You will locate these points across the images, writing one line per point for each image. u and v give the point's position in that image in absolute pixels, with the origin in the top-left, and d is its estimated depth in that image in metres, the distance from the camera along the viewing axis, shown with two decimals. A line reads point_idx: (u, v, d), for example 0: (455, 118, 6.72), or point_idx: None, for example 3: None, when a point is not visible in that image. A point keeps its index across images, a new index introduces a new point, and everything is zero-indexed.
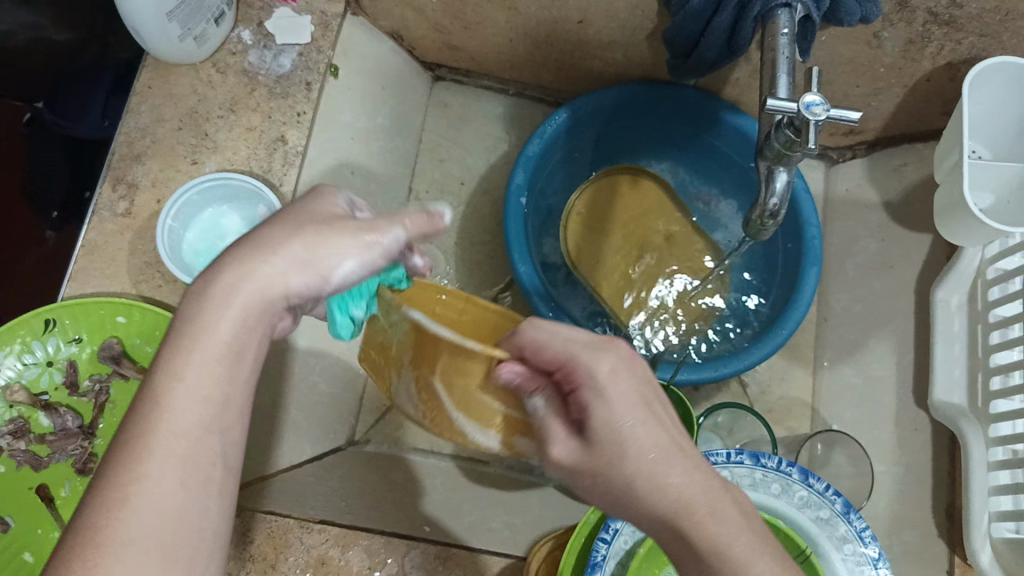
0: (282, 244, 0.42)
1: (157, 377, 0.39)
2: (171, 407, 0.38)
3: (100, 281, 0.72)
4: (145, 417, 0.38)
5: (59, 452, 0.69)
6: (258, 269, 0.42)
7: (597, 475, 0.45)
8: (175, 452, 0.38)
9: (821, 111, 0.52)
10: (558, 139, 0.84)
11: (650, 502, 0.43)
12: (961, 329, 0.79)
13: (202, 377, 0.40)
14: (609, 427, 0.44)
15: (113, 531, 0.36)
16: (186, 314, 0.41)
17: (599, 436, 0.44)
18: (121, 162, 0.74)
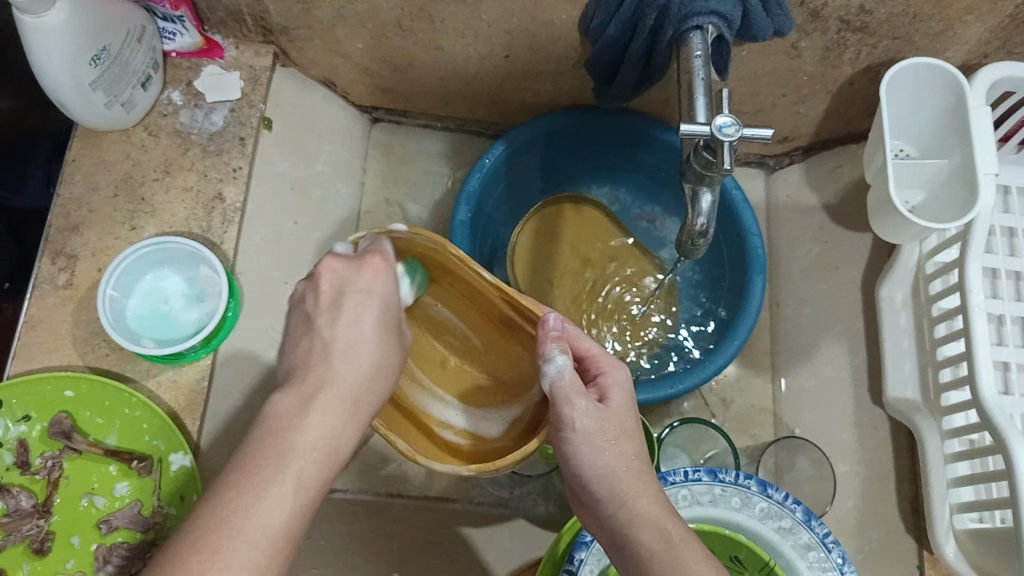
0: (374, 290, 0.51)
1: (289, 407, 0.46)
2: (302, 428, 0.46)
3: (44, 356, 0.72)
4: (269, 432, 0.45)
5: (14, 533, 0.68)
6: (371, 314, 0.51)
7: (615, 432, 0.54)
8: (292, 478, 0.44)
9: (733, 132, 0.54)
10: (497, 172, 0.84)
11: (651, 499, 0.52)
12: (908, 324, 0.80)
13: (323, 421, 0.46)
14: (624, 405, 0.55)
15: (233, 532, 0.41)
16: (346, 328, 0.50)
17: (617, 407, 0.55)
18: (58, 234, 0.74)
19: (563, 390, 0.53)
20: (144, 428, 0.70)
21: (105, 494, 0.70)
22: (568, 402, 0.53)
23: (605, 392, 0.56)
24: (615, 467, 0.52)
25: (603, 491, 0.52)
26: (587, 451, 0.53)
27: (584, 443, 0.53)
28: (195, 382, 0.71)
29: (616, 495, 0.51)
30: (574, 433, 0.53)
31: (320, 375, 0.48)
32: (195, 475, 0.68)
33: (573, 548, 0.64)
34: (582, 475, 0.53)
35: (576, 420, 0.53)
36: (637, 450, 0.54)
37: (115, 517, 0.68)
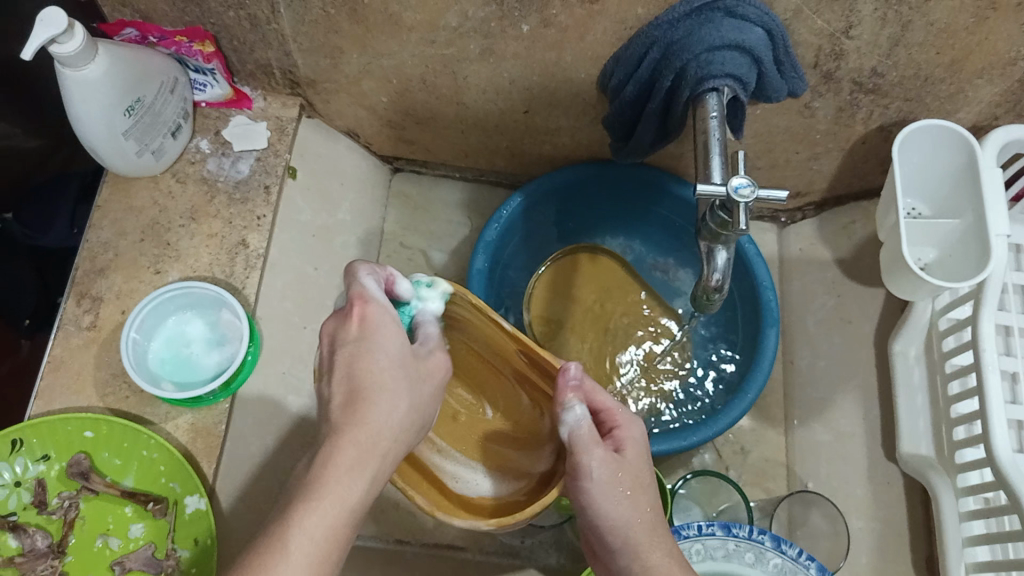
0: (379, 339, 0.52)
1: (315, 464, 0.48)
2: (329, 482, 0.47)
3: (66, 396, 0.73)
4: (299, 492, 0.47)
5: (29, 573, 0.68)
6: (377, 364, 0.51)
7: (632, 484, 0.54)
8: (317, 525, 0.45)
9: (749, 193, 0.55)
10: (515, 221, 0.86)
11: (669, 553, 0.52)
12: (922, 380, 0.80)
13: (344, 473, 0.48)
14: (641, 458, 0.56)
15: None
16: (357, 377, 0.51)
17: (633, 461, 0.55)
18: (84, 277, 0.76)
19: (581, 439, 0.55)
20: (161, 470, 0.70)
21: (120, 535, 0.70)
22: (585, 450, 0.54)
23: (622, 445, 0.56)
24: (631, 520, 0.53)
25: (617, 542, 0.53)
26: (602, 501, 0.53)
27: (601, 494, 0.53)
28: (212, 425, 0.72)
29: (629, 548, 0.53)
30: (591, 483, 0.53)
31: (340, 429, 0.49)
32: (209, 519, 0.68)
33: None
34: (599, 527, 0.54)
35: (594, 470, 0.53)
36: (653, 504, 0.55)
37: (129, 558, 0.69)
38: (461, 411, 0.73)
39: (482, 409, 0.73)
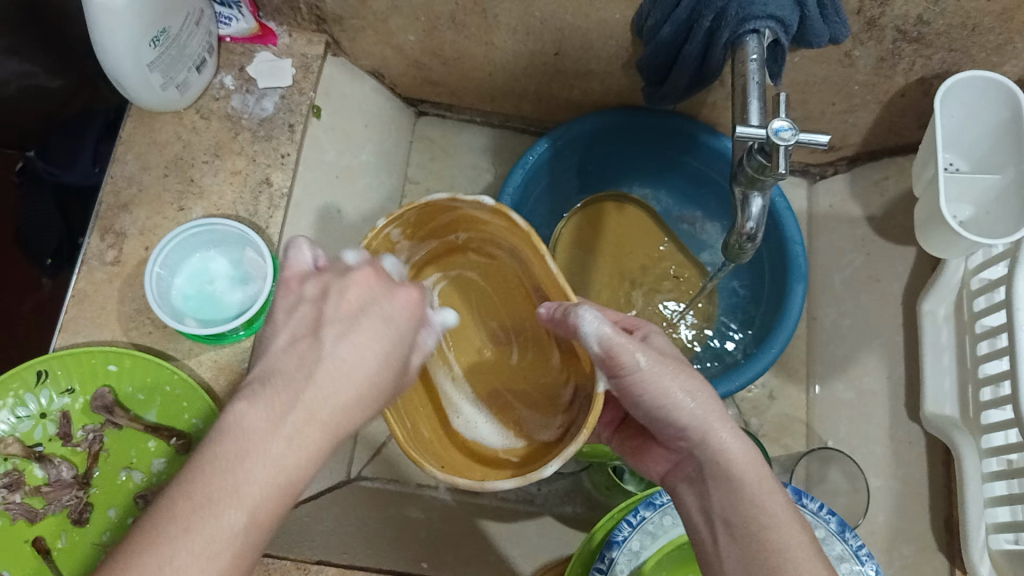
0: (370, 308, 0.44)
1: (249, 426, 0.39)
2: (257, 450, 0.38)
3: (90, 330, 0.73)
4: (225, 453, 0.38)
5: (54, 503, 0.68)
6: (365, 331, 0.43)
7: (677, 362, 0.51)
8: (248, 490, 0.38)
9: (790, 136, 0.54)
10: (541, 168, 0.84)
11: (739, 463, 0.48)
12: (950, 339, 0.79)
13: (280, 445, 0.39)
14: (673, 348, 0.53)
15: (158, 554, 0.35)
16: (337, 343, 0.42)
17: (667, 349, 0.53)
18: (108, 212, 0.75)
19: (610, 341, 0.49)
20: (184, 407, 0.70)
21: (143, 469, 0.70)
22: (622, 352, 0.49)
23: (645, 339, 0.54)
24: (689, 393, 0.49)
25: (686, 420, 0.49)
26: (653, 387, 0.49)
27: (652, 378, 0.49)
28: (235, 363, 0.73)
29: (698, 426, 0.49)
30: (640, 374, 0.49)
31: (295, 390, 0.40)
32: None
33: (604, 548, 0.63)
34: (660, 411, 0.50)
35: (638, 360, 0.49)
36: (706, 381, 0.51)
37: (154, 492, 0.69)
38: (486, 346, 0.72)
39: (509, 354, 0.71)
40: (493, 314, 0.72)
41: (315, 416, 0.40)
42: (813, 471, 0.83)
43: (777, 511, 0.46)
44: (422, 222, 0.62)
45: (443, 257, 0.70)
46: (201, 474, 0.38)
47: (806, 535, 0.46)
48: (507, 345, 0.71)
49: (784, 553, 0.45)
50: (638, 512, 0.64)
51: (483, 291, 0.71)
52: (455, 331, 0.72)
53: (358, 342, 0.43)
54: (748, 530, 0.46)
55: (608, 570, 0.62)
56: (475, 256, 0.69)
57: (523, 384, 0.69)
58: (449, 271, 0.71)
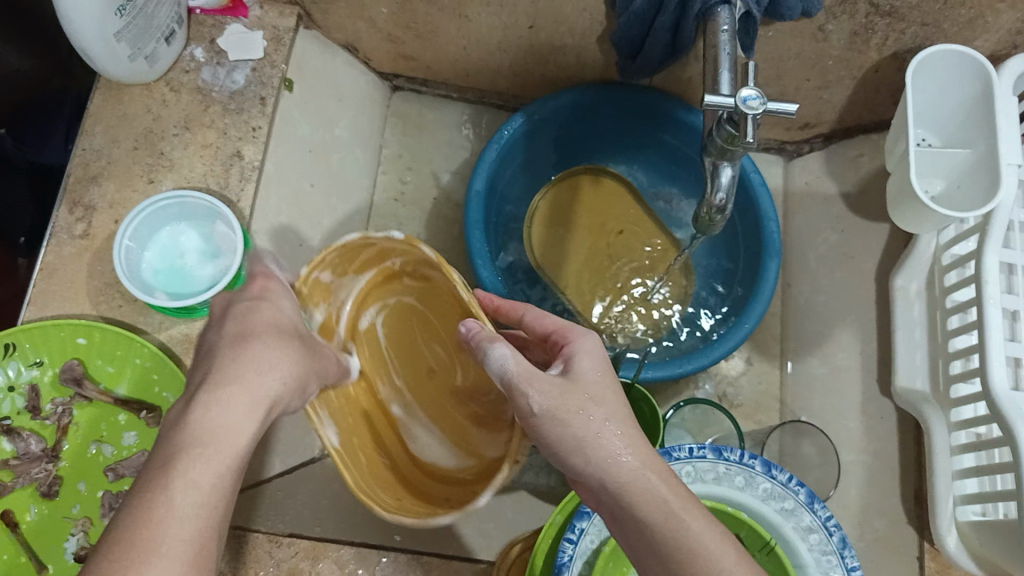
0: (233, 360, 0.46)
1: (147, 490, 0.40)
2: (165, 505, 0.39)
3: (58, 304, 0.72)
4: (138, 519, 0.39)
5: (23, 476, 0.68)
6: (233, 379, 0.45)
7: (586, 399, 0.51)
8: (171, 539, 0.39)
9: (757, 105, 0.54)
10: (516, 143, 0.84)
11: (641, 504, 0.46)
12: (921, 315, 0.78)
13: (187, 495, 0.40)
14: (591, 373, 0.52)
15: None
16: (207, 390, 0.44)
17: (582, 375, 0.52)
18: (77, 185, 0.75)
19: (512, 379, 0.51)
20: (155, 379, 0.70)
21: (113, 443, 0.70)
22: (521, 392, 0.51)
23: (571, 360, 0.53)
24: (585, 436, 0.49)
25: (581, 463, 0.49)
26: (553, 429, 0.50)
27: (551, 419, 0.50)
28: None
29: (596, 467, 0.48)
30: (539, 414, 0.50)
31: (187, 444, 0.42)
32: None
33: (574, 518, 0.62)
34: (561, 450, 0.50)
35: (536, 402, 0.50)
36: (606, 411, 0.50)
37: (123, 465, 0.68)
38: (434, 368, 0.71)
39: (454, 371, 0.70)
40: (435, 336, 0.70)
41: (208, 453, 0.42)
42: (784, 443, 0.85)
43: (697, 542, 0.45)
44: (345, 262, 0.63)
45: (382, 283, 0.69)
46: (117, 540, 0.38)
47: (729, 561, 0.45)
48: (450, 366, 0.70)
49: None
50: None
51: (424, 315, 0.70)
52: (400, 360, 0.71)
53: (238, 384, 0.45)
54: (666, 560, 0.45)
55: (578, 540, 0.62)
56: (412, 279, 0.68)
57: (466, 403, 0.69)
58: (388, 300, 0.70)
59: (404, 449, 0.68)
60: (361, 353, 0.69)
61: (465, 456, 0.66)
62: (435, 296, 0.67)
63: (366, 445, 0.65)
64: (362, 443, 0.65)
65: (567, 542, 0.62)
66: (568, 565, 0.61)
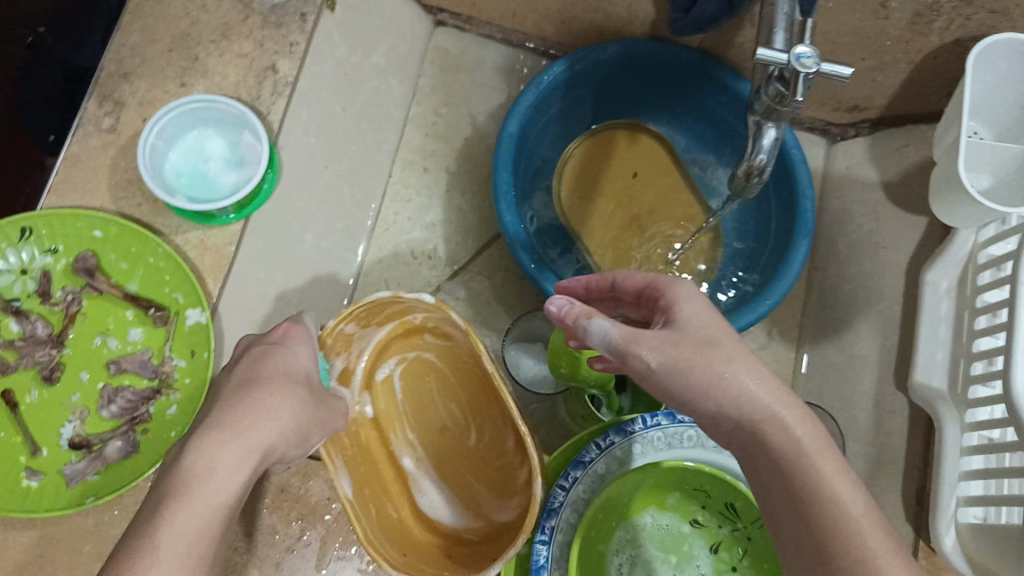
0: (234, 402, 0.50)
1: (140, 524, 0.43)
2: (160, 532, 0.43)
3: (79, 194, 0.72)
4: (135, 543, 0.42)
5: (27, 358, 0.68)
6: (233, 424, 0.48)
7: (704, 343, 0.47)
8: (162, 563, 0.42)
9: (812, 64, 0.51)
10: (555, 90, 0.82)
11: (776, 443, 0.44)
12: (948, 313, 0.75)
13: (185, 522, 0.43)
14: (698, 316, 0.49)
15: None
16: (208, 427, 0.48)
17: (689, 323, 0.48)
18: (109, 79, 0.74)
19: (618, 345, 0.48)
20: (166, 279, 0.70)
21: (118, 337, 0.70)
22: (633, 353, 0.47)
23: (672, 307, 0.50)
24: (719, 375, 0.46)
25: (716, 405, 0.46)
26: (677, 380, 0.47)
27: (672, 373, 0.47)
28: (222, 246, 0.71)
29: (732, 401, 0.45)
30: (660, 369, 0.47)
31: (177, 477, 0.45)
32: (208, 332, 0.68)
33: (570, 466, 0.63)
34: (689, 399, 0.47)
35: (652, 359, 0.47)
36: (731, 352, 0.47)
37: (125, 359, 0.69)
38: (448, 426, 0.73)
39: (468, 435, 0.73)
40: (452, 392, 0.73)
41: (198, 486, 0.45)
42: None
43: (833, 483, 0.43)
44: (371, 312, 0.65)
45: (405, 337, 0.72)
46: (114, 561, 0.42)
47: (863, 503, 0.42)
48: (466, 426, 0.73)
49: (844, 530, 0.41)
50: (608, 436, 0.63)
51: (443, 373, 0.73)
52: (415, 417, 0.73)
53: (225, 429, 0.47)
54: (797, 499, 0.43)
55: (570, 488, 0.62)
56: (432, 337, 0.72)
57: (483, 467, 0.71)
58: (406, 355, 0.73)
59: (416, 510, 0.69)
60: (376, 404, 0.72)
61: (473, 518, 0.69)
62: (462, 372, 0.73)
63: (374, 493, 0.67)
64: (371, 494, 0.66)
65: (558, 490, 0.62)
66: (557, 511, 0.61)
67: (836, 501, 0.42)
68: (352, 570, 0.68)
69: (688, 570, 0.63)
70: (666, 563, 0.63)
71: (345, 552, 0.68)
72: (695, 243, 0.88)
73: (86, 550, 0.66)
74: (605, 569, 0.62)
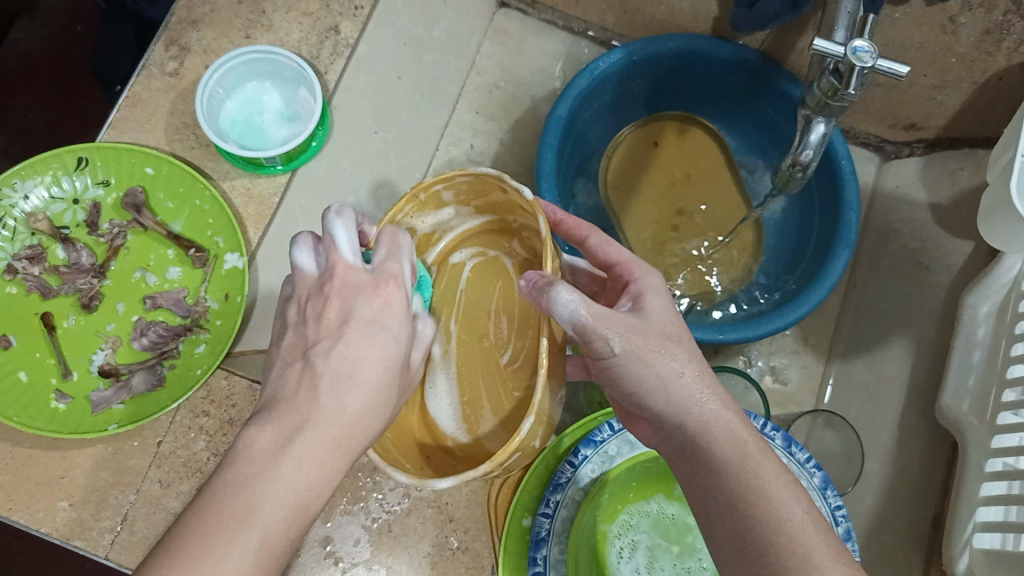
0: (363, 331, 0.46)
1: (249, 465, 0.41)
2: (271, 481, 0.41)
3: (136, 132, 0.74)
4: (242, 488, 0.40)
5: (68, 284, 0.70)
6: (363, 363, 0.46)
7: (663, 342, 0.51)
8: (269, 515, 0.40)
9: (868, 59, 0.51)
10: (610, 78, 0.82)
11: (719, 446, 0.48)
12: (984, 338, 0.73)
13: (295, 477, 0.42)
14: (661, 315, 0.53)
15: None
16: (335, 368, 0.45)
17: (654, 316, 0.53)
18: (177, 25, 0.76)
19: (584, 326, 0.49)
20: (209, 224, 0.72)
21: (157, 274, 0.72)
22: (596, 335, 0.49)
23: (641, 298, 0.54)
24: (667, 377, 0.50)
25: (661, 403, 0.50)
26: (635, 370, 0.50)
27: (632, 358, 0.50)
28: (267, 196, 0.73)
29: (676, 406, 0.50)
30: (621, 358, 0.50)
31: (301, 415, 0.44)
32: (244, 277, 0.70)
33: (582, 443, 0.63)
34: (638, 394, 0.51)
35: (615, 344, 0.50)
36: (686, 355, 0.51)
37: (161, 296, 0.70)
38: (488, 336, 0.60)
39: (503, 351, 0.59)
40: (507, 306, 0.60)
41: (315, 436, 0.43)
42: (812, 427, 0.86)
43: (764, 487, 0.45)
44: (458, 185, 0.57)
45: (493, 234, 0.61)
46: (215, 500, 0.40)
47: (800, 508, 0.44)
48: (504, 342, 0.59)
49: (771, 526, 0.43)
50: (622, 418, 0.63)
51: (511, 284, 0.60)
52: (460, 319, 0.61)
53: (315, 430, 0.43)
54: (732, 502, 0.45)
55: (579, 465, 0.63)
56: (520, 244, 0.60)
57: (502, 390, 0.58)
58: (486, 252, 0.62)
59: (424, 415, 0.59)
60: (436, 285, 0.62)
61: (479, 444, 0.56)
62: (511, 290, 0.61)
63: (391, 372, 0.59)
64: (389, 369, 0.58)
65: (568, 465, 0.63)
66: (564, 486, 0.62)
67: (776, 502, 0.44)
68: (356, 526, 0.67)
69: (688, 561, 0.63)
70: (667, 552, 0.64)
71: (351, 508, 0.67)
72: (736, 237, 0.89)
73: (102, 477, 0.66)
74: (606, 553, 0.62)
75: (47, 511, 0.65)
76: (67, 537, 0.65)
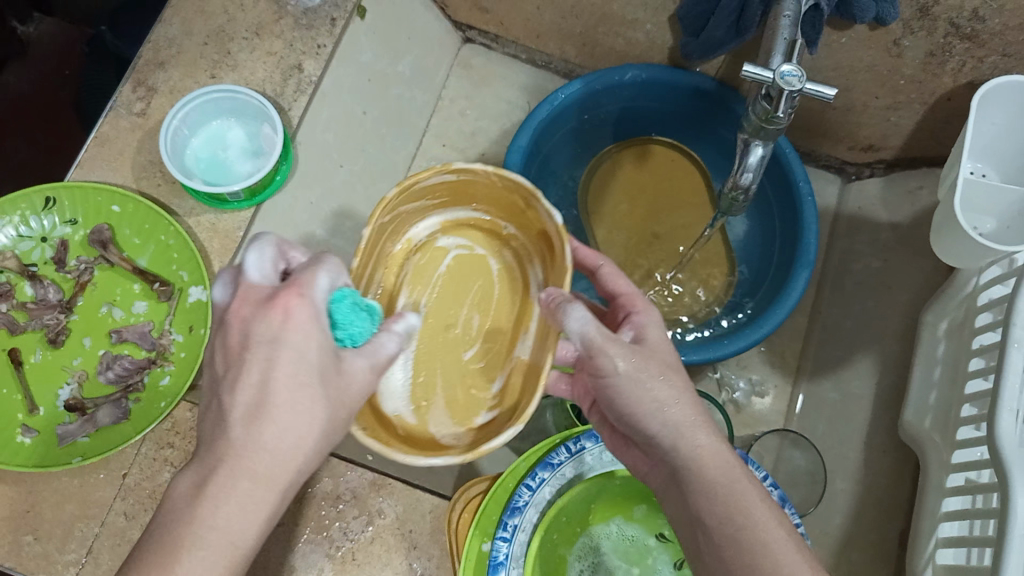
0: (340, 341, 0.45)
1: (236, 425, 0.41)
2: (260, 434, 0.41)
3: (104, 170, 0.76)
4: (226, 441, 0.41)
5: (36, 320, 0.71)
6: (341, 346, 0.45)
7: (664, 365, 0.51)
8: (256, 462, 0.41)
9: (796, 82, 0.54)
10: (570, 108, 0.83)
11: (713, 471, 0.46)
12: (942, 354, 0.72)
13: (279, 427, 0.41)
14: (663, 344, 0.52)
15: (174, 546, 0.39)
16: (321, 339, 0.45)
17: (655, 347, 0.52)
18: (144, 66, 0.78)
19: (595, 340, 0.50)
20: (173, 257, 0.73)
21: (124, 308, 0.73)
22: (601, 353, 0.50)
23: (641, 329, 0.53)
24: (665, 400, 0.49)
25: (656, 426, 0.49)
26: (631, 390, 0.49)
27: (629, 381, 0.49)
28: (232, 229, 0.74)
29: (669, 430, 0.48)
30: (620, 378, 0.50)
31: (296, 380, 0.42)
32: (207, 309, 0.71)
33: (538, 466, 0.64)
34: (632, 418, 0.50)
35: (618, 364, 0.49)
36: (684, 384, 0.50)
37: (127, 329, 0.71)
38: (455, 327, 0.62)
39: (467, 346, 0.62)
40: (482, 305, 0.63)
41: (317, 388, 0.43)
42: (780, 447, 0.87)
43: (752, 511, 0.44)
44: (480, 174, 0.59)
45: (482, 233, 0.65)
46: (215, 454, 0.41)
47: (784, 530, 0.44)
48: (470, 339, 0.62)
49: (757, 547, 0.43)
50: (579, 441, 0.65)
51: (488, 286, 0.63)
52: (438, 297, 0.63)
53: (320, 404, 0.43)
54: (721, 528, 0.44)
55: (537, 488, 0.63)
56: (509, 255, 0.64)
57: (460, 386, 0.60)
58: (471, 246, 0.65)
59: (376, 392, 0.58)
60: (417, 258, 0.64)
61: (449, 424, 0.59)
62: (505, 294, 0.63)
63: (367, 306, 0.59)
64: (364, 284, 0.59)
65: (525, 488, 0.63)
66: (523, 510, 0.62)
67: (763, 528, 0.43)
68: (320, 555, 0.65)
69: None
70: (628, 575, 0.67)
71: (315, 537, 0.65)
72: (703, 252, 0.90)
73: (68, 510, 0.67)
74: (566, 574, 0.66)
75: (12, 546, 0.66)
76: (33, 572, 0.65)
